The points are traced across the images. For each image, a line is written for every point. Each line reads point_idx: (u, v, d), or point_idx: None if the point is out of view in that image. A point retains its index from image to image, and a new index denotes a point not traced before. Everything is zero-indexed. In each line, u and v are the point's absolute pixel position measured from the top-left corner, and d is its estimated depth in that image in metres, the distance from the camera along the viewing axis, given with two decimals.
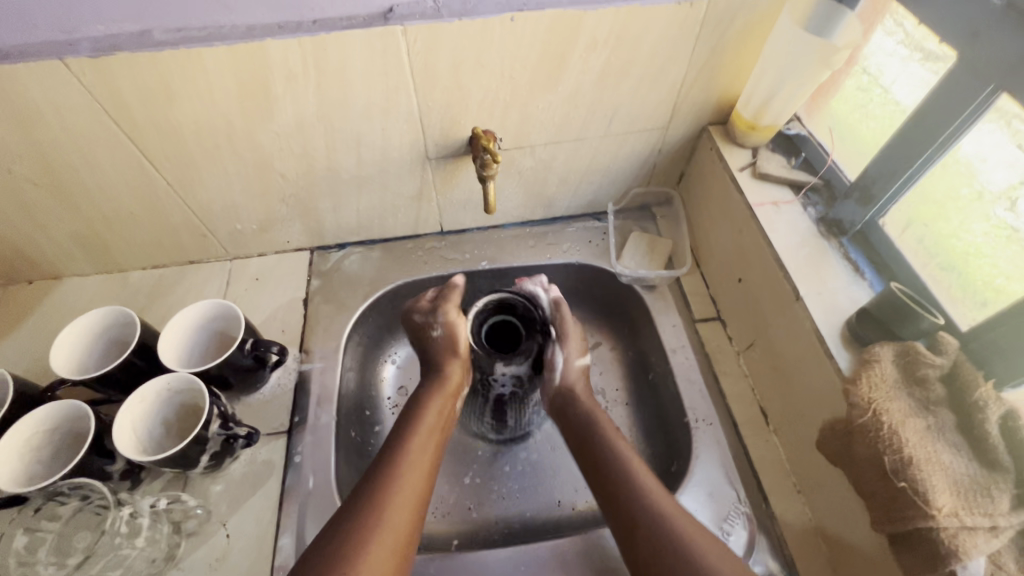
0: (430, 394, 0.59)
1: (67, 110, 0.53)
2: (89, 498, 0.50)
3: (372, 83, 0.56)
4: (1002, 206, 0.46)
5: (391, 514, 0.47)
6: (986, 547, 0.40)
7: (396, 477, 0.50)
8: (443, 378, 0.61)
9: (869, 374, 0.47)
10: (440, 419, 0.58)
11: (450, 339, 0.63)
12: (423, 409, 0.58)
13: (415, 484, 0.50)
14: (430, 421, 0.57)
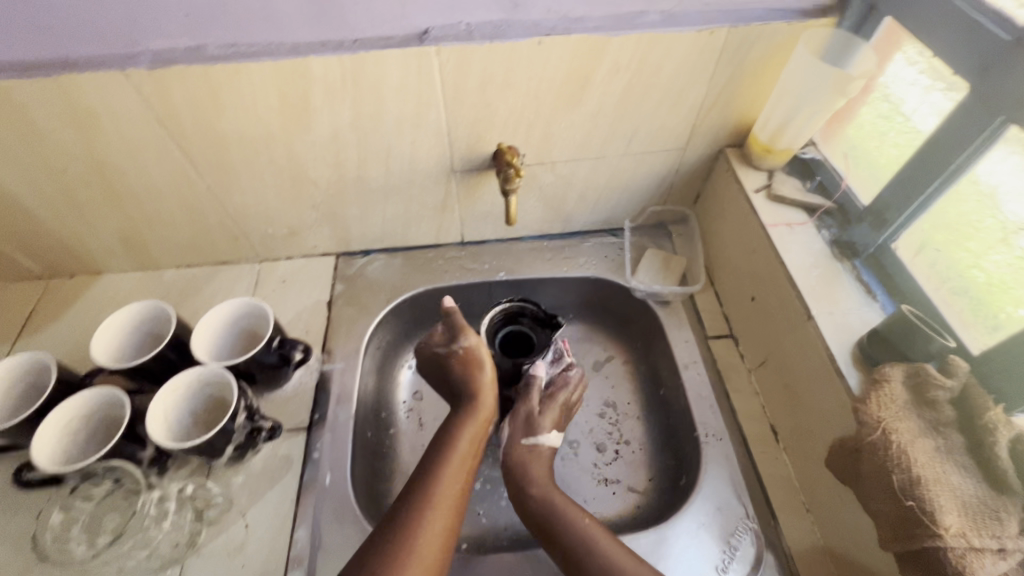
0: (463, 420, 0.59)
1: (123, 117, 0.57)
2: (121, 481, 0.55)
3: (405, 99, 0.59)
4: None
5: (419, 549, 0.48)
6: (994, 568, 0.40)
7: (424, 513, 0.50)
8: (475, 401, 0.61)
9: (879, 395, 0.47)
10: (474, 443, 0.58)
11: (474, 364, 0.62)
12: (455, 437, 0.58)
13: (443, 520, 0.51)
14: (463, 447, 0.57)
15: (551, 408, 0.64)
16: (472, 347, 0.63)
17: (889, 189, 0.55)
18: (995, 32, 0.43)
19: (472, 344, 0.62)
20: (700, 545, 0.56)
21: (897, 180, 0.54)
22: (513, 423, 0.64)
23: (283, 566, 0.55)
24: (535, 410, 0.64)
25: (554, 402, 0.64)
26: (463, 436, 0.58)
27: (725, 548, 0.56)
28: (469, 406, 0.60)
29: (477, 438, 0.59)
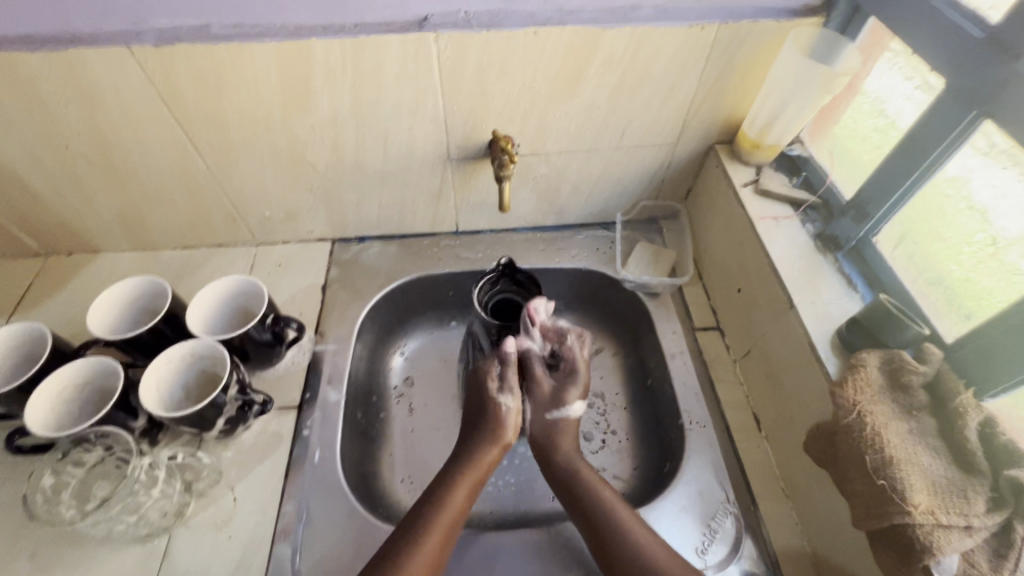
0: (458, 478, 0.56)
1: (126, 94, 0.58)
2: (113, 449, 0.52)
3: (403, 85, 0.61)
4: (1016, 252, 0.46)
5: None
6: (960, 545, 0.41)
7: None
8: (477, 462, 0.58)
9: (855, 379, 0.49)
10: (462, 509, 0.55)
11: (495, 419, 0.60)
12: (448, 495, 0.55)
13: None
14: (453, 512, 0.53)
15: (567, 379, 0.63)
16: (513, 405, 0.61)
17: (872, 184, 0.57)
18: (970, 30, 0.45)
19: (512, 403, 0.61)
20: (681, 527, 0.57)
21: (879, 176, 0.56)
22: (533, 401, 0.62)
23: (269, 539, 0.56)
24: (554, 386, 0.63)
25: (570, 373, 0.63)
26: (451, 503, 0.54)
27: (705, 531, 0.57)
28: (466, 468, 0.57)
29: (466, 502, 0.55)
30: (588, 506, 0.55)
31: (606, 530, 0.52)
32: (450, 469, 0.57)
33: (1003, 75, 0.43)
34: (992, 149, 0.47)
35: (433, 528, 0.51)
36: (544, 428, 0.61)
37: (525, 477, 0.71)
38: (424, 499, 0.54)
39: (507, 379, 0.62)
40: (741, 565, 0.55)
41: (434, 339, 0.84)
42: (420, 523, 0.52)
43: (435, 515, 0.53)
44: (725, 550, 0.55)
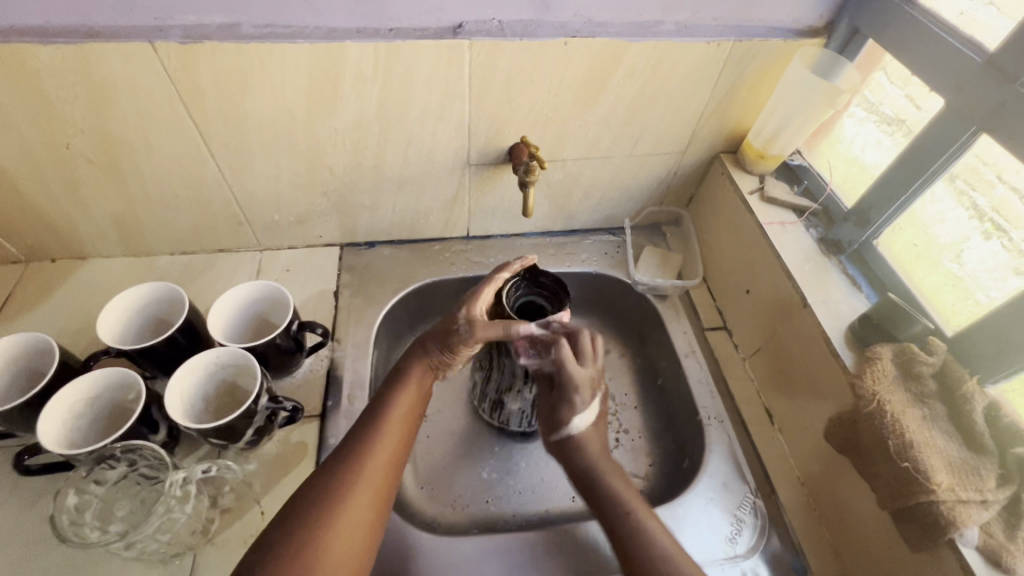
0: (398, 389, 0.57)
1: (142, 91, 0.56)
2: (136, 464, 0.50)
3: (432, 89, 0.61)
4: (948, 257, 0.57)
5: (341, 516, 0.46)
6: (979, 517, 0.45)
7: (347, 489, 0.48)
8: (421, 371, 0.60)
9: (872, 369, 0.53)
10: (409, 410, 0.57)
11: (443, 328, 0.61)
12: (387, 404, 0.55)
13: (367, 491, 0.49)
14: (396, 417, 0.55)
15: (561, 395, 0.59)
16: (473, 345, 0.59)
17: (873, 192, 0.62)
18: (967, 55, 0.51)
19: (473, 344, 0.59)
20: (709, 518, 0.60)
21: (880, 184, 0.61)
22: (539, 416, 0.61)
23: None
24: (555, 400, 0.60)
25: (564, 385, 0.59)
26: (394, 406, 0.55)
27: (733, 521, 0.59)
28: (400, 383, 0.58)
29: (411, 408, 0.57)
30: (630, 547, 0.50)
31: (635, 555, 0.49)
32: (391, 381, 0.58)
33: (1002, 95, 0.48)
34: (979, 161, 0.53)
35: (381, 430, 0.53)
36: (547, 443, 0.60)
37: (543, 479, 0.72)
38: (371, 406, 0.56)
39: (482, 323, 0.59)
40: (767, 552, 0.58)
41: None
42: (368, 428, 0.53)
43: (381, 420, 0.54)
44: (751, 538, 0.58)
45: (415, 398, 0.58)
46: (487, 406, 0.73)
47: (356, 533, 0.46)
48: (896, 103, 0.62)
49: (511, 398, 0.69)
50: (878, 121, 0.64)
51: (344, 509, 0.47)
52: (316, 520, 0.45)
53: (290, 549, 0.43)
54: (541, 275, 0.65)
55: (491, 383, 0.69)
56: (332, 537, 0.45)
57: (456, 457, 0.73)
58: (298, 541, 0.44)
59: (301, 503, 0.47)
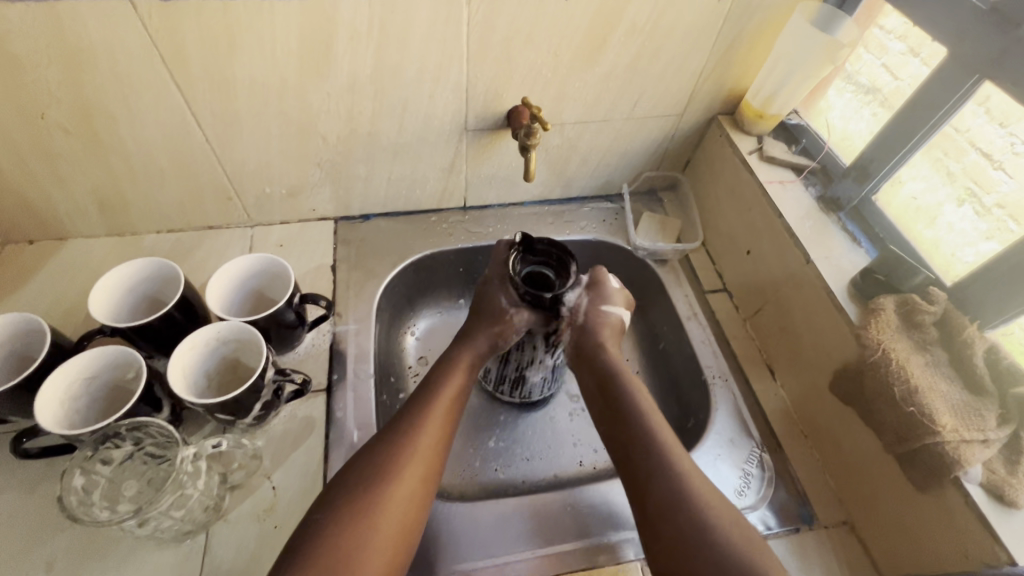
0: (450, 367, 0.58)
1: (122, 53, 0.53)
2: (142, 443, 0.49)
3: (429, 49, 0.59)
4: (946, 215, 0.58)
5: (396, 484, 0.47)
6: (982, 455, 0.46)
7: (401, 460, 0.49)
8: (473, 356, 0.60)
9: (877, 320, 0.54)
10: (461, 387, 0.57)
11: (490, 308, 0.62)
12: (441, 381, 0.57)
13: (422, 463, 0.50)
14: (448, 393, 0.56)
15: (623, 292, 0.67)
16: (521, 328, 0.62)
17: (871, 148, 0.63)
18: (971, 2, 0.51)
19: (523, 326, 0.62)
20: (718, 473, 0.61)
21: (881, 139, 0.62)
22: (592, 294, 0.65)
23: None
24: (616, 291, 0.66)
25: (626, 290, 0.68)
26: (447, 387, 0.56)
27: (741, 475, 0.61)
28: (453, 363, 0.59)
29: (461, 386, 0.58)
30: (652, 494, 0.47)
31: (663, 496, 0.47)
32: (445, 357, 0.60)
33: (1007, 40, 0.49)
34: (957, 128, 0.56)
35: (435, 405, 0.54)
36: (598, 314, 0.63)
37: (550, 445, 0.73)
38: (422, 384, 0.57)
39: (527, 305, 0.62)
40: (774, 504, 0.59)
41: (444, 318, 0.83)
42: (421, 407, 0.54)
43: (433, 399, 0.55)
44: (759, 490, 0.60)
45: (466, 378, 0.59)
46: (507, 385, 0.71)
47: (407, 507, 0.47)
48: (872, 73, 0.66)
49: (531, 371, 0.68)
50: (856, 90, 0.68)
51: (397, 483, 0.47)
52: (372, 490, 0.46)
53: (347, 513, 0.45)
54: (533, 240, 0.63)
55: (509, 361, 0.68)
56: (387, 507, 0.46)
57: (462, 428, 0.73)
58: (355, 505, 0.45)
59: (359, 469, 0.48)
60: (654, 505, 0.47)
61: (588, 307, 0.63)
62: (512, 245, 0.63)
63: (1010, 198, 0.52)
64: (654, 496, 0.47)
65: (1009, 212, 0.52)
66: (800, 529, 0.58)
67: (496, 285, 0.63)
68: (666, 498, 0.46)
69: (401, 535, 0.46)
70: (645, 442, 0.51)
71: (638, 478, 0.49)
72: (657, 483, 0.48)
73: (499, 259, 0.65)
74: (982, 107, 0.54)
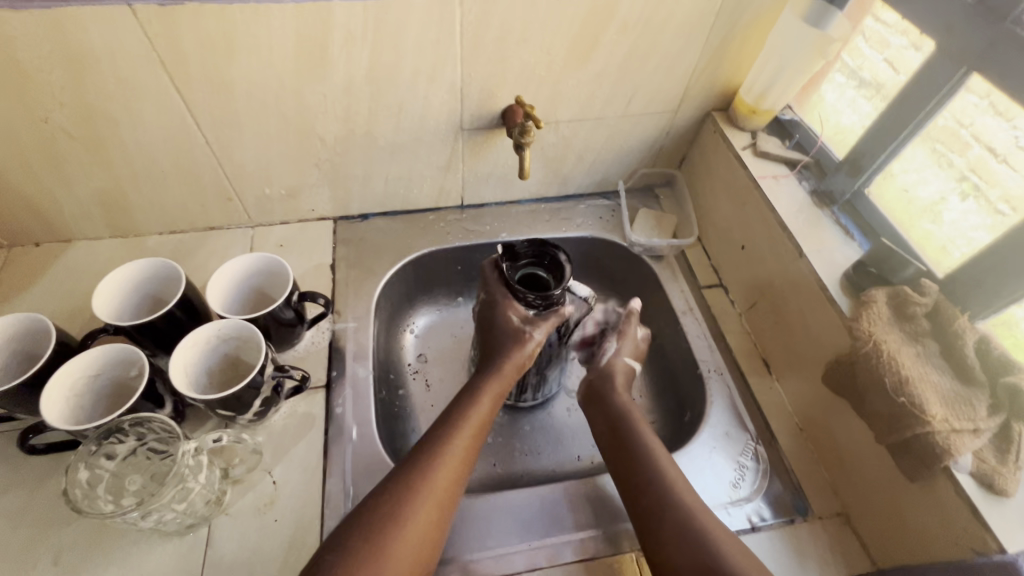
0: (473, 400, 0.58)
1: (123, 58, 0.54)
2: (145, 438, 0.50)
3: (423, 50, 0.60)
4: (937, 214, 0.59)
5: (412, 520, 0.48)
6: (972, 445, 0.47)
7: (417, 495, 0.49)
8: (497, 389, 0.60)
9: (868, 312, 0.54)
10: (483, 421, 0.57)
11: (512, 334, 0.62)
12: (465, 414, 0.57)
13: (437, 501, 0.50)
14: (471, 427, 0.56)
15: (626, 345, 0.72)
16: (542, 338, 0.62)
17: (864, 141, 0.64)
18: None
19: (543, 336, 0.62)
20: (714, 465, 0.62)
21: (873, 131, 0.63)
22: (620, 342, 0.68)
23: (318, 518, 0.54)
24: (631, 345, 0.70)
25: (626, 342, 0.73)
26: (468, 420, 0.56)
27: (736, 468, 0.61)
28: (476, 394, 0.59)
29: (484, 421, 0.58)
30: (663, 530, 0.49)
31: (671, 531, 0.48)
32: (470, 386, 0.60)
33: (993, 33, 0.49)
34: (960, 122, 0.55)
35: (456, 441, 0.54)
36: (615, 364, 0.66)
37: (549, 440, 0.73)
38: (444, 417, 0.57)
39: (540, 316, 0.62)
40: (769, 496, 0.60)
41: (444, 315, 0.84)
42: (443, 440, 0.54)
43: (453, 432, 0.55)
44: (754, 483, 0.60)
45: (489, 412, 0.59)
46: (529, 392, 0.72)
47: (420, 545, 0.47)
48: (874, 68, 0.65)
49: (551, 369, 0.70)
50: (856, 86, 0.68)
51: (412, 519, 0.48)
52: (386, 524, 0.47)
53: (357, 551, 0.45)
54: (515, 246, 0.63)
55: (530, 367, 0.68)
56: (398, 548, 0.46)
57: None
58: (369, 536, 0.46)
59: (374, 505, 0.48)
60: (665, 544, 0.48)
61: (610, 356, 0.67)
62: (499, 257, 0.63)
63: (1014, 192, 0.51)
64: (662, 529, 0.49)
65: (1013, 205, 0.50)
66: (794, 520, 0.58)
67: (502, 299, 0.63)
68: (677, 536, 0.48)
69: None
70: (652, 477, 0.52)
71: (647, 511, 0.51)
72: (671, 523, 0.49)
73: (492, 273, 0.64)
74: (985, 101, 0.52)
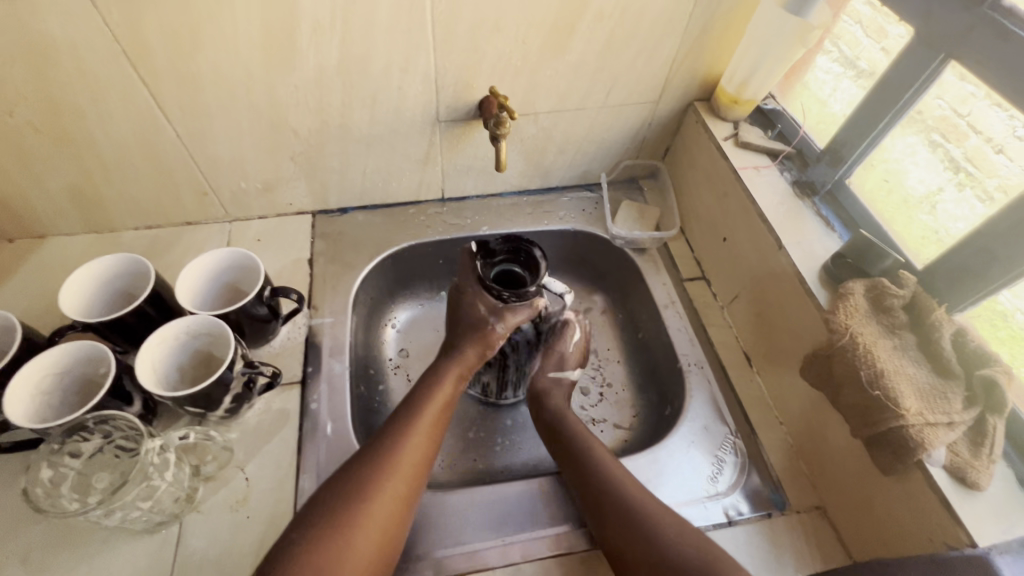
0: (436, 381, 0.59)
1: (85, 50, 0.53)
2: (111, 437, 0.50)
3: (394, 40, 0.59)
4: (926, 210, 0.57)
5: (378, 496, 0.48)
6: (946, 438, 0.46)
7: (383, 472, 0.49)
8: (461, 372, 0.61)
9: (845, 304, 0.53)
10: (447, 402, 0.58)
11: (474, 320, 0.63)
12: (429, 394, 0.57)
13: (405, 477, 0.50)
14: (435, 407, 0.57)
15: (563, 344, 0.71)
16: (506, 333, 0.62)
17: (846, 130, 0.63)
18: None
19: (507, 330, 0.62)
20: (692, 459, 0.61)
21: (854, 121, 0.62)
22: (544, 360, 0.69)
23: (290, 514, 0.54)
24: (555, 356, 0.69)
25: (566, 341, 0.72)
26: (433, 400, 0.57)
27: (714, 461, 0.61)
28: (439, 375, 0.60)
29: (447, 401, 0.58)
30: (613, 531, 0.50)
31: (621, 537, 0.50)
32: (433, 369, 0.61)
33: (968, 19, 0.48)
34: (959, 112, 0.53)
35: (421, 419, 0.54)
36: (543, 381, 0.67)
37: (530, 434, 0.73)
38: (409, 398, 0.57)
39: (506, 309, 0.61)
40: (747, 490, 0.59)
41: (426, 310, 0.83)
42: (408, 419, 0.54)
43: (417, 411, 0.55)
44: (732, 476, 0.60)
45: (452, 394, 0.59)
46: (510, 389, 0.71)
47: (386, 522, 0.47)
48: (872, 58, 0.62)
49: (530, 365, 0.70)
50: (855, 75, 0.65)
51: (378, 495, 0.48)
52: (352, 501, 0.47)
53: (323, 532, 0.45)
54: (489, 243, 0.62)
55: (507, 366, 0.68)
56: (367, 522, 0.46)
57: None
58: (335, 517, 0.46)
59: (337, 490, 0.48)
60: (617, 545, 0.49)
61: (537, 373, 0.68)
62: (472, 253, 0.63)
63: (1011, 182, 0.48)
64: (614, 533, 0.50)
65: (1008, 195, 0.48)
66: (771, 514, 0.58)
67: (472, 292, 0.63)
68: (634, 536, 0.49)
69: (379, 551, 0.46)
70: (602, 481, 0.54)
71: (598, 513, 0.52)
72: (622, 524, 0.50)
73: (467, 268, 0.64)
74: (976, 90, 0.51)
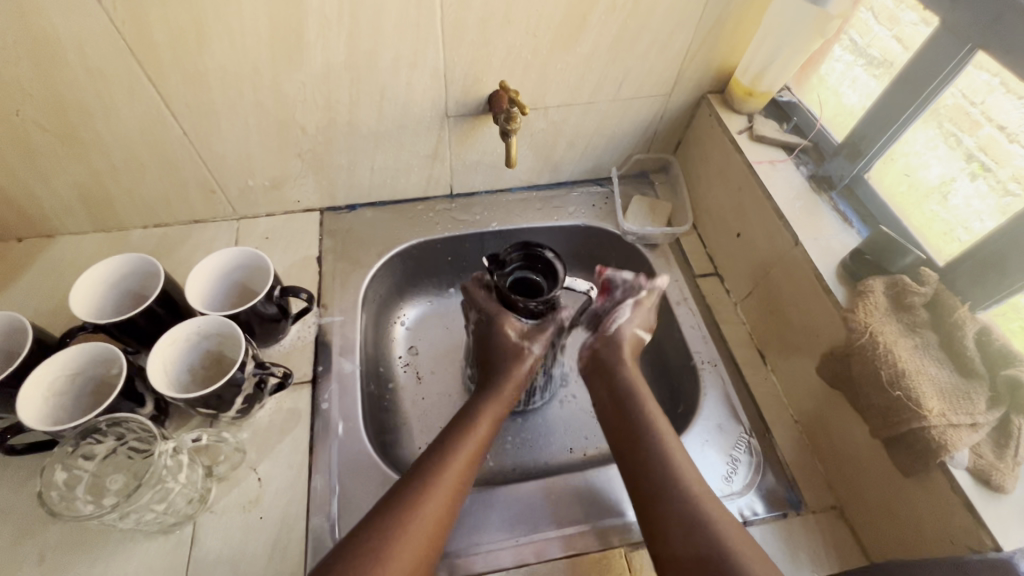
0: (467, 426, 0.56)
1: (91, 48, 0.52)
2: (124, 438, 0.50)
3: (403, 34, 0.58)
4: (936, 200, 0.57)
5: (397, 559, 0.45)
6: (970, 440, 0.45)
7: (403, 532, 0.46)
8: (496, 413, 0.58)
9: (864, 302, 0.53)
10: (478, 451, 0.55)
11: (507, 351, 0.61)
12: (458, 442, 0.54)
13: (423, 538, 0.47)
14: (466, 455, 0.54)
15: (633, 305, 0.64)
16: (541, 354, 0.62)
17: (864, 122, 0.62)
18: None
19: (541, 350, 0.61)
20: (706, 458, 0.60)
21: (873, 113, 0.60)
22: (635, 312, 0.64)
23: (303, 514, 0.53)
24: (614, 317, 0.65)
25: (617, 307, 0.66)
26: (463, 451, 0.54)
27: (729, 460, 0.60)
28: (472, 421, 0.57)
29: (478, 450, 0.55)
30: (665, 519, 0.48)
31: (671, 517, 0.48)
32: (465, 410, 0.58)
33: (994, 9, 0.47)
34: (971, 101, 0.52)
35: (447, 472, 0.51)
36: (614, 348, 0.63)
37: (541, 432, 0.73)
38: (436, 444, 0.54)
39: (536, 328, 0.61)
40: (761, 490, 0.58)
41: (435, 307, 0.82)
42: (434, 470, 0.51)
43: (445, 461, 0.52)
44: (746, 475, 0.59)
45: (484, 442, 0.56)
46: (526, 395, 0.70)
47: None
48: (883, 45, 0.61)
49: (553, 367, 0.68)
50: (865, 64, 0.64)
51: (395, 557, 0.45)
52: (369, 561, 0.44)
53: None
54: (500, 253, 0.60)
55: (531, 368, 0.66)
56: None
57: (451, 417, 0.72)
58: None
59: (358, 544, 0.45)
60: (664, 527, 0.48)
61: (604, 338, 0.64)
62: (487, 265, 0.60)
63: None
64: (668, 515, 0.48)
65: None
66: (787, 514, 0.57)
67: (499, 315, 0.62)
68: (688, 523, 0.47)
69: None
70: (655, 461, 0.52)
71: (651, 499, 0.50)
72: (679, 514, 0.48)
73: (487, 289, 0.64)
74: (996, 79, 0.49)
